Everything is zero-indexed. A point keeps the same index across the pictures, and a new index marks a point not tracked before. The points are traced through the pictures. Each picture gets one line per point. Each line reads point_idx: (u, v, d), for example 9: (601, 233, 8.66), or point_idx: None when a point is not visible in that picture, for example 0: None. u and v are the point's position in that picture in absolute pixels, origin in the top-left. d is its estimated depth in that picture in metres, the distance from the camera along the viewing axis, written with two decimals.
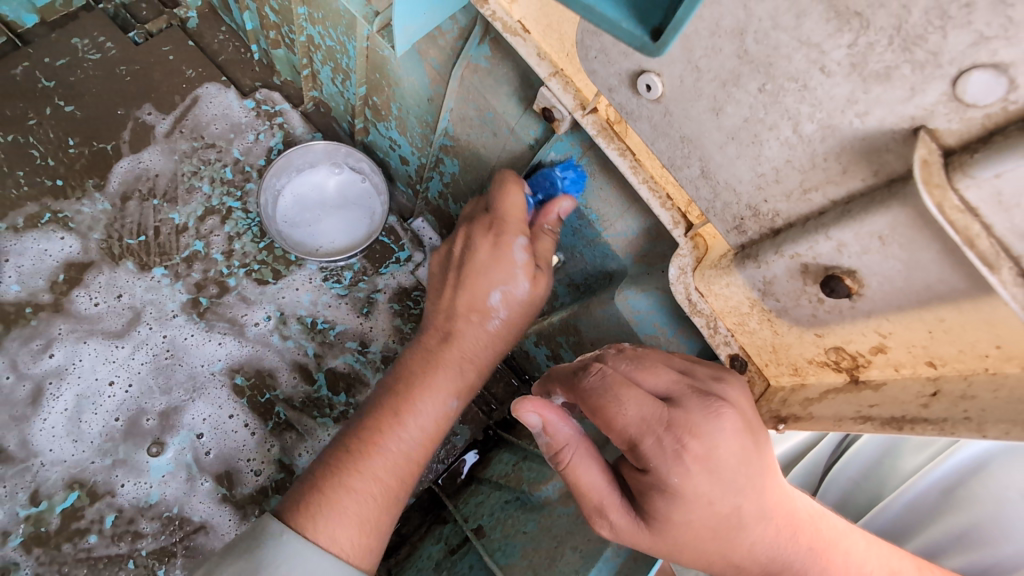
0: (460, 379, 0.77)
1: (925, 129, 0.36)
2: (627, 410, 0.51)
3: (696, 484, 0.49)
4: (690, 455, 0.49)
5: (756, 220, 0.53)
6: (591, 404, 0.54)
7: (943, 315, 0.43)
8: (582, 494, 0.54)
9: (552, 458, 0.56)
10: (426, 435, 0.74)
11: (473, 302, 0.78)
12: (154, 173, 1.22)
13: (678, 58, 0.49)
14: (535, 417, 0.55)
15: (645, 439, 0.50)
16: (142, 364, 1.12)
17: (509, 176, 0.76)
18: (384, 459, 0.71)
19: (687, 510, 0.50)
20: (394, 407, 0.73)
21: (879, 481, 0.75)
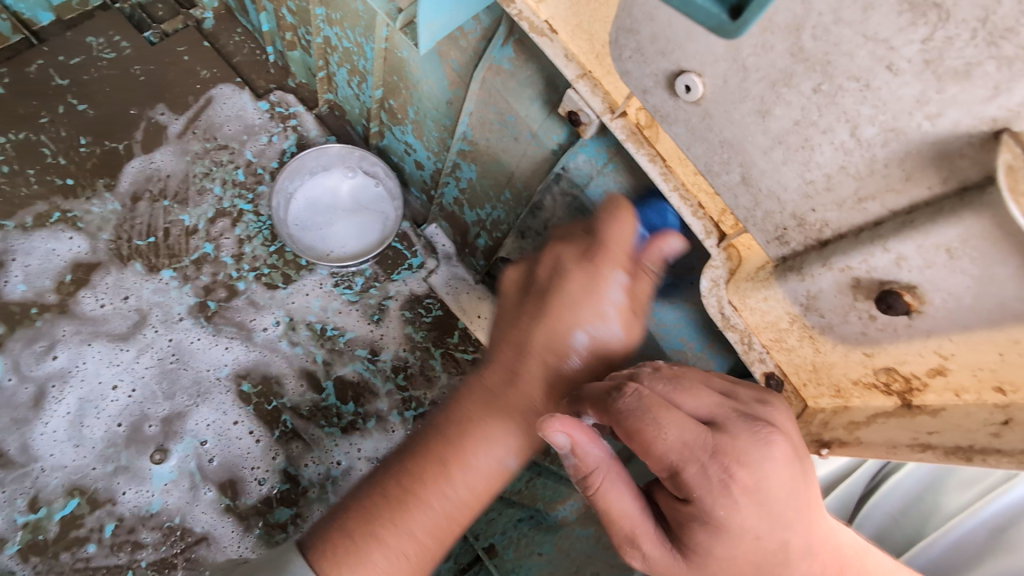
0: (524, 437, 0.66)
1: (1008, 132, 0.33)
2: (669, 432, 0.46)
3: (746, 517, 0.46)
4: (740, 486, 0.46)
5: (800, 229, 0.50)
6: (626, 424, 0.48)
7: (1017, 336, 0.39)
8: (613, 521, 0.51)
9: (579, 481, 0.51)
10: (474, 496, 0.64)
11: (555, 342, 0.67)
12: (165, 173, 1.21)
13: (723, 56, 0.46)
14: (564, 438, 0.49)
15: (688, 466, 0.46)
16: (147, 368, 1.09)
17: (624, 204, 0.66)
18: (424, 514, 0.62)
19: (733, 544, 0.47)
20: (443, 457, 0.64)
21: (920, 517, 0.70)
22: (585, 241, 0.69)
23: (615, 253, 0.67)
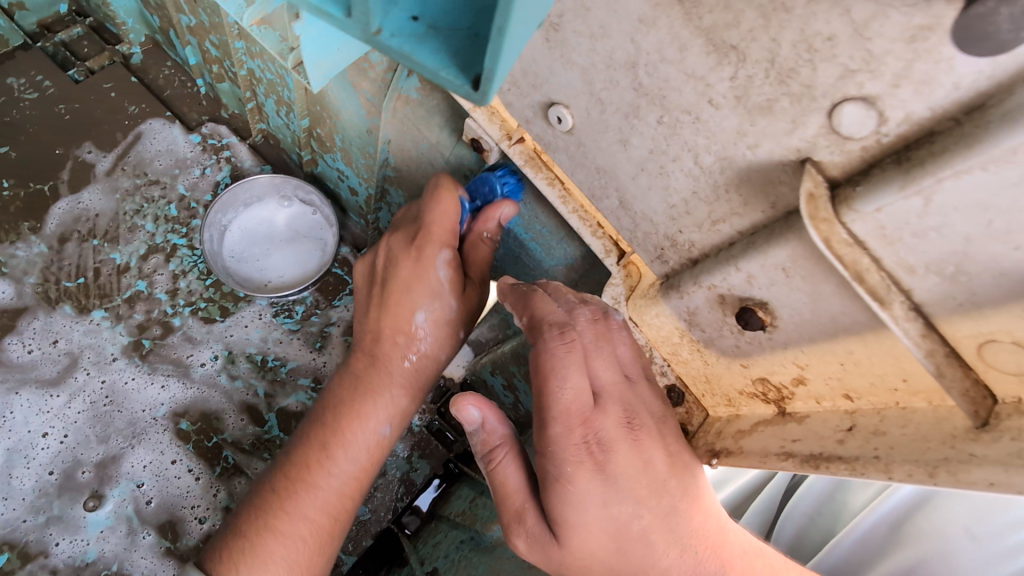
0: (393, 405, 0.75)
1: (810, 161, 0.35)
2: (556, 388, 0.48)
3: (590, 483, 0.48)
4: (588, 450, 0.48)
5: (675, 250, 0.52)
6: (530, 371, 0.50)
7: (851, 348, 0.41)
8: (504, 497, 0.54)
9: (484, 456, 0.55)
10: (360, 467, 0.73)
11: (396, 324, 0.74)
12: (94, 213, 1.19)
13: (581, 90, 0.48)
14: (474, 412, 0.54)
15: (559, 424, 0.48)
16: (79, 413, 1.07)
17: (443, 182, 0.71)
18: (316, 496, 0.71)
19: (583, 509, 0.48)
20: (321, 440, 0.72)
21: (833, 517, 0.74)
22: (410, 228, 0.74)
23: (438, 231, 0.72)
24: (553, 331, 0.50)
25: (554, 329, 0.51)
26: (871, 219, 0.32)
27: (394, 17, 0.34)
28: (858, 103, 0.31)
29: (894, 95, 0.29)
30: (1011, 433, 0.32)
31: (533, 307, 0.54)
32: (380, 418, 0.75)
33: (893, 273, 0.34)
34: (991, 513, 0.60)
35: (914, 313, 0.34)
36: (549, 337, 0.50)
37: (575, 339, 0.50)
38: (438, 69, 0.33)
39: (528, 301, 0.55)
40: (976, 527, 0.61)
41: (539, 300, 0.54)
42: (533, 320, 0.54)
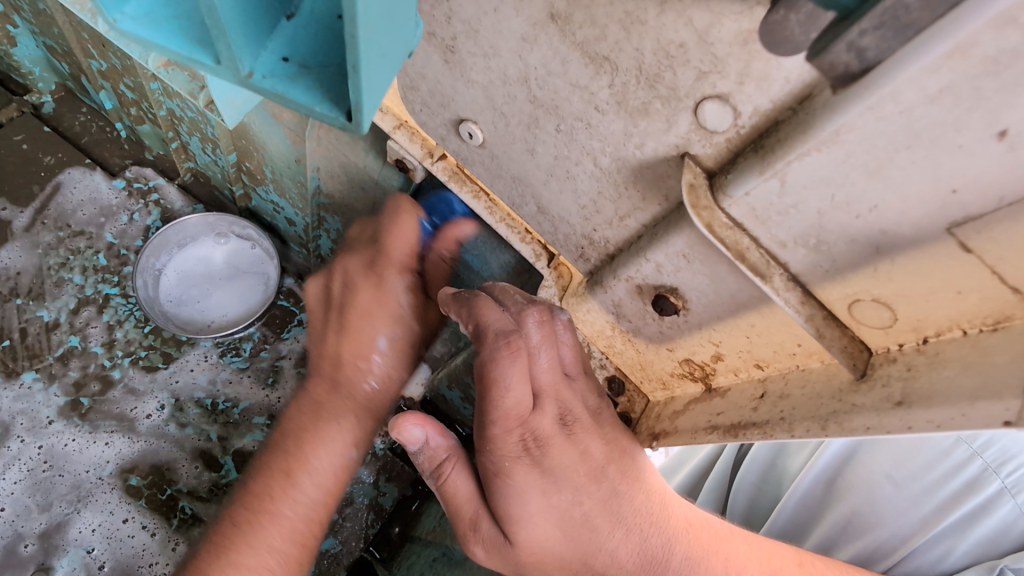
0: (359, 429, 0.73)
1: (688, 156, 0.38)
2: (500, 395, 0.49)
3: (529, 476, 0.51)
4: (526, 447, 0.51)
5: (593, 247, 0.54)
6: (476, 378, 0.50)
7: (752, 321, 0.44)
8: (458, 507, 0.55)
9: (432, 472, 0.56)
10: (325, 492, 0.71)
11: (357, 348, 0.74)
12: (15, 271, 1.13)
13: (485, 105, 0.50)
14: (418, 431, 0.53)
15: (500, 428, 0.50)
16: (16, 483, 1.01)
17: (402, 203, 0.74)
18: (280, 524, 0.68)
19: (526, 502, 0.51)
20: (285, 466, 0.70)
21: (777, 482, 0.78)
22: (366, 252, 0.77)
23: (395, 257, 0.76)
24: (501, 339, 0.49)
25: (500, 336, 0.49)
26: (744, 203, 0.36)
27: (263, 58, 0.35)
28: (715, 101, 0.34)
29: (742, 92, 0.32)
30: (883, 379, 0.35)
31: (477, 314, 0.52)
32: (345, 443, 0.72)
33: (770, 249, 0.37)
34: (908, 459, 0.65)
35: (792, 283, 0.37)
36: (494, 345, 0.49)
37: (521, 348, 0.49)
38: (313, 104, 0.34)
39: (472, 308, 0.53)
40: (897, 474, 0.66)
41: (484, 305, 0.53)
42: (478, 327, 0.52)
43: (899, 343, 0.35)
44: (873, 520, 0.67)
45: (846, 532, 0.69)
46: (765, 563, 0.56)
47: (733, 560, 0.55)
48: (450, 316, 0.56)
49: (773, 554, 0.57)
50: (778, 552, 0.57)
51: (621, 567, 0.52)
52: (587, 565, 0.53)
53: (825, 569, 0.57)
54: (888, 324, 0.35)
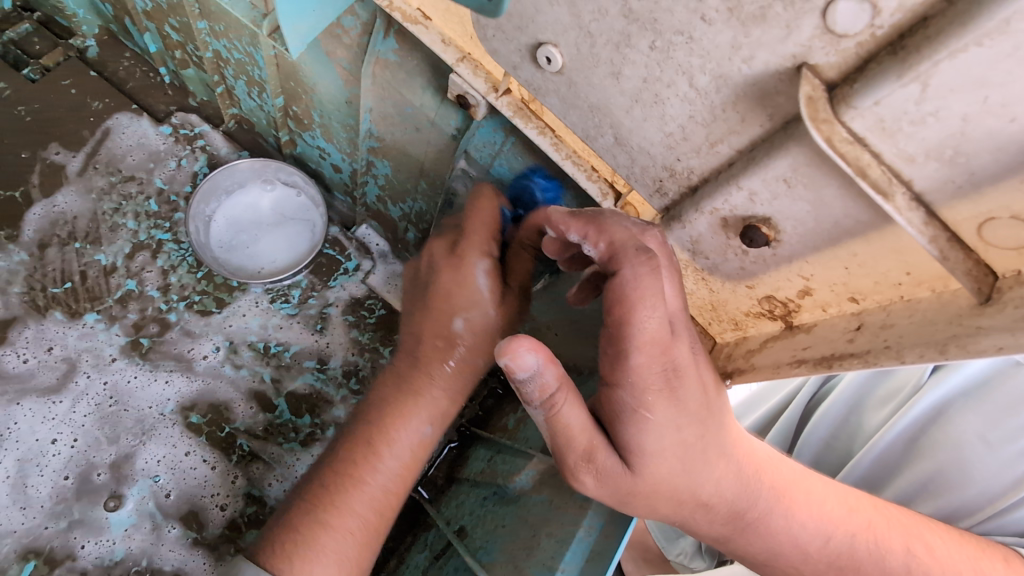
0: (435, 406, 0.76)
1: (806, 66, 0.36)
2: (644, 316, 0.49)
3: (666, 410, 0.51)
4: (665, 376, 0.51)
5: (673, 179, 0.51)
6: (614, 300, 0.51)
7: (855, 250, 0.42)
8: (570, 438, 0.53)
9: (541, 403, 0.51)
10: (403, 465, 0.74)
11: (436, 328, 0.76)
12: (72, 215, 1.16)
13: (570, 25, 0.47)
14: (533, 359, 0.48)
15: (642, 352, 0.50)
16: (85, 417, 1.06)
17: (485, 190, 0.76)
18: (362, 493, 0.71)
19: (655, 434, 0.52)
20: (368, 440, 0.73)
21: (847, 439, 0.81)
22: (451, 236, 0.78)
23: (475, 239, 0.76)
24: (642, 256, 0.50)
25: (636, 251, 0.51)
26: (870, 114, 0.34)
27: None
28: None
29: None
30: (1015, 301, 0.34)
31: (609, 234, 0.53)
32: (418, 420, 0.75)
33: (892, 166, 0.35)
34: (1003, 419, 0.64)
35: (915, 203, 0.35)
36: (635, 261, 0.50)
37: (659, 266, 0.50)
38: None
39: (602, 226, 0.54)
40: (990, 434, 0.64)
41: (614, 225, 0.54)
42: (610, 246, 0.53)
43: None
44: (958, 480, 0.67)
45: (927, 488, 0.71)
46: (845, 500, 0.59)
47: (814, 495, 0.58)
48: (570, 234, 0.56)
49: (849, 493, 0.60)
50: (854, 492, 0.60)
51: (723, 495, 0.55)
52: (694, 494, 0.55)
53: (902, 515, 0.60)
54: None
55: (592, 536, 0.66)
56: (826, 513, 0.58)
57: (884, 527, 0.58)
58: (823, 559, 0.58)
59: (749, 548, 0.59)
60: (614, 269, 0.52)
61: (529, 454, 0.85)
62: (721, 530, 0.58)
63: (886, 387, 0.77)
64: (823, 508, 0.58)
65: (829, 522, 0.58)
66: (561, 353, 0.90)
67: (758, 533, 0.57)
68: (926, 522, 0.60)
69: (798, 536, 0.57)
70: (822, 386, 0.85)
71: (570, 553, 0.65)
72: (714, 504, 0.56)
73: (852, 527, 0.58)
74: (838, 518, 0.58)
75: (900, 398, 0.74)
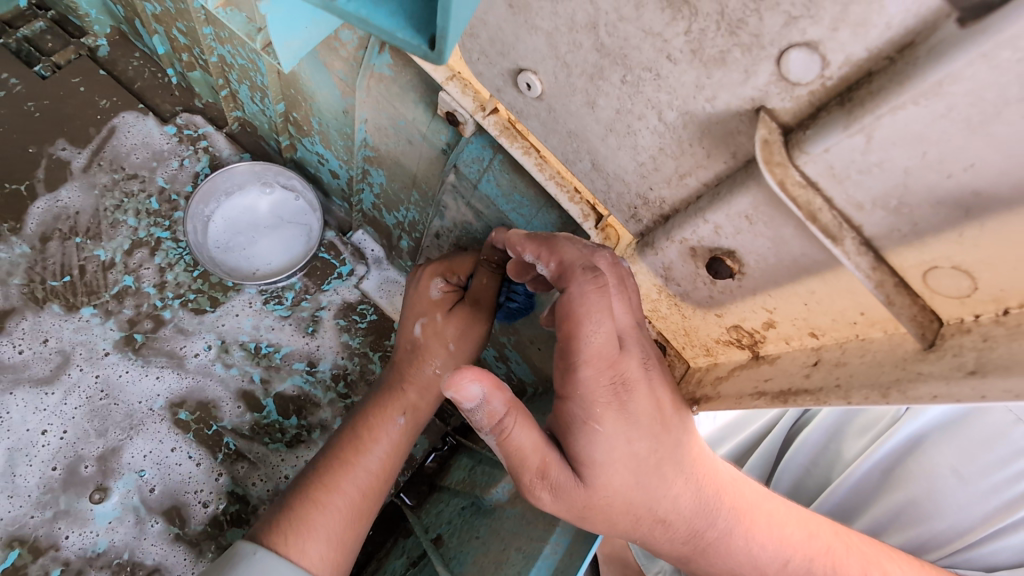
0: (411, 398, 0.86)
1: (764, 110, 0.37)
2: (589, 330, 0.51)
3: (615, 422, 0.52)
4: (614, 390, 0.52)
5: (647, 208, 0.52)
6: (562, 314, 0.53)
7: (813, 287, 0.43)
8: (523, 458, 0.53)
9: (492, 429, 0.52)
10: (386, 451, 0.82)
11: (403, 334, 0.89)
12: (74, 210, 1.18)
13: (547, 54, 0.49)
14: (476, 387, 0.49)
15: (588, 366, 0.52)
16: (76, 409, 1.08)
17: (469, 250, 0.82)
18: (349, 469, 0.78)
19: (606, 447, 0.53)
20: (355, 429, 0.83)
21: (827, 466, 0.81)
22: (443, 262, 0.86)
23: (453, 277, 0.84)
24: (587, 275, 0.53)
25: (583, 270, 0.53)
26: (821, 160, 0.34)
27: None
28: (802, 49, 0.33)
29: (834, 39, 0.31)
30: (955, 349, 0.34)
31: (558, 252, 0.56)
32: (393, 411, 0.84)
33: (844, 212, 0.36)
34: (978, 454, 0.65)
35: (864, 247, 0.36)
36: (580, 279, 0.53)
37: (606, 284, 0.52)
38: (397, 30, 0.38)
39: (553, 247, 0.57)
40: (964, 468, 0.65)
41: (566, 247, 0.56)
42: (561, 265, 0.56)
43: (975, 314, 0.34)
44: (930, 510, 0.68)
45: (898, 518, 0.71)
46: (806, 524, 0.60)
47: (775, 518, 0.59)
48: (525, 255, 0.59)
49: (811, 518, 0.61)
50: (817, 518, 0.61)
51: (680, 513, 0.56)
52: (651, 510, 0.55)
53: (862, 542, 0.60)
54: (966, 294, 0.34)
55: (559, 552, 0.66)
56: (786, 537, 0.58)
57: (842, 551, 0.59)
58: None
59: (710, 569, 0.59)
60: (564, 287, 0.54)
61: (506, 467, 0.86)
62: (682, 550, 0.59)
63: (866, 417, 0.78)
64: (783, 532, 0.58)
65: (787, 545, 0.58)
66: (544, 367, 0.91)
67: (718, 553, 0.58)
68: (885, 550, 0.60)
69: (758, 558, 0.58)
70: (805, 412, 0.85)
71: (535, 569, 0.65)
72: (672, 521, 0.56)
73: (811, 551, 0.58)
74: (798, 543, 0.58)
75: (879, 429, 0.75)
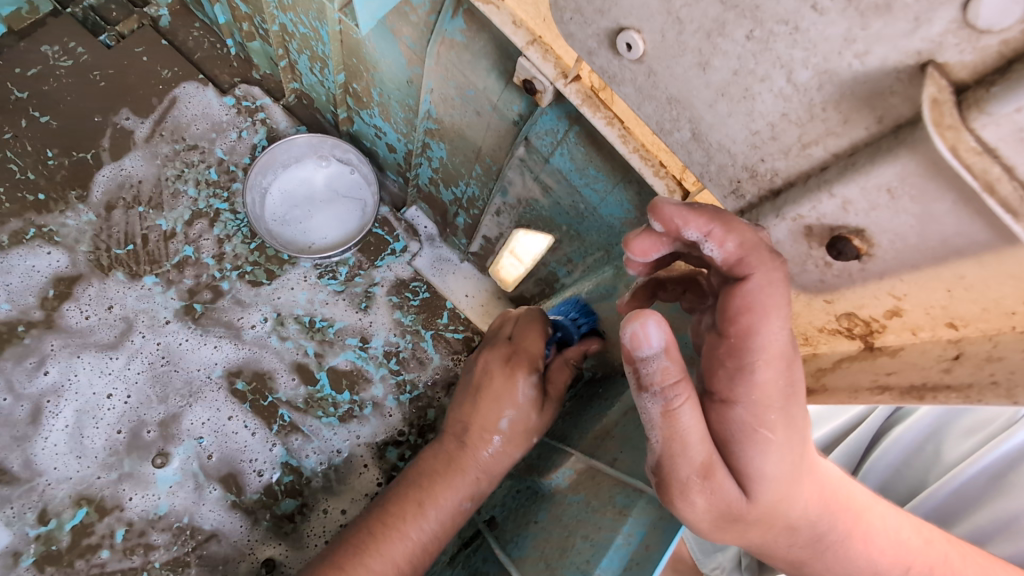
0: (473, 487, 0.85)
1: (932, 65, 0.32)
2: (774, 327, 0.46)
3: (783, 429, 0.48)
4: (788, 396, 0.47)
5: (754, 181, 0.47)
6: (738, 308, 0.46)
7: (962, 272, 0.39)
8: (688, 450, 0.48)
9: (659, 393, 0.48)
10: (441, 529, 0.82)
11: (484, 423, 0.86)
12: (137, 179, 1.20)
13: (657, 9, 0.44)
14: (660, 335, 0.47)
15: (770, 368, 0.46)
16: (138, 374, 1.10)
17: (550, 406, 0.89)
18: (403, 543, 0.80)
19: (771, 457, 0.49)
20: (417, 498, 0.82)
21: (922, 469, 0.78)
22: (506, 350, 0.89)
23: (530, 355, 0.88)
24: (776, 261, 0.45)
25: (770, 255, 0.45)
26: (1007, 122, 0.30)
27: None
28: None
29: None
30: None
31: (740, 228, 0.45)
32: (459, 495, 0.84)
33: None
34: None
35: None
36: (769, 266, 0.45)
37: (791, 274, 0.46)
38: None
39: (731, 222, 0.46)
40: None
41: (744, 225, 0.46)
42: (741, 246, 0.45)
43: None
44: None
45: (1005, 528, 0.66)
46: (920, 530, 0.57)
47: (888, 520, 0.56)
48: (687, 230, 0.48)
49: (921, 525, 0.58)
50: (927, 524, 0.58)
51: (808, 518, 0.52)
52: (785, 517, 0.52)
53: (978, 555, 0.57)
54: None
55: (632, 544, 0.63)
56: (898, 537, 0.56)
57: (959, 562, 0.56)
58: None
59: (825, 574, 0.56)
60: (743, 276, 0.46)
61: (568, 452, 0.83)
62: (799, 554, 0.55)
63: (973, 418, 0.74)
64: (898, 534, 0.56)
65: (902, 546, 0.56)
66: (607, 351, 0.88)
67: (835, 558, 0.55)
68: (1004, 565, 0.57)
69: (876, 565, 0.55)
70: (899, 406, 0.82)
71: (607, 559, 0.63)
72: (799, 527, 0.53)
73: (929, 559, 0.56)
74: (914, 548, 0.56)
75: (988, 430, 0.72)
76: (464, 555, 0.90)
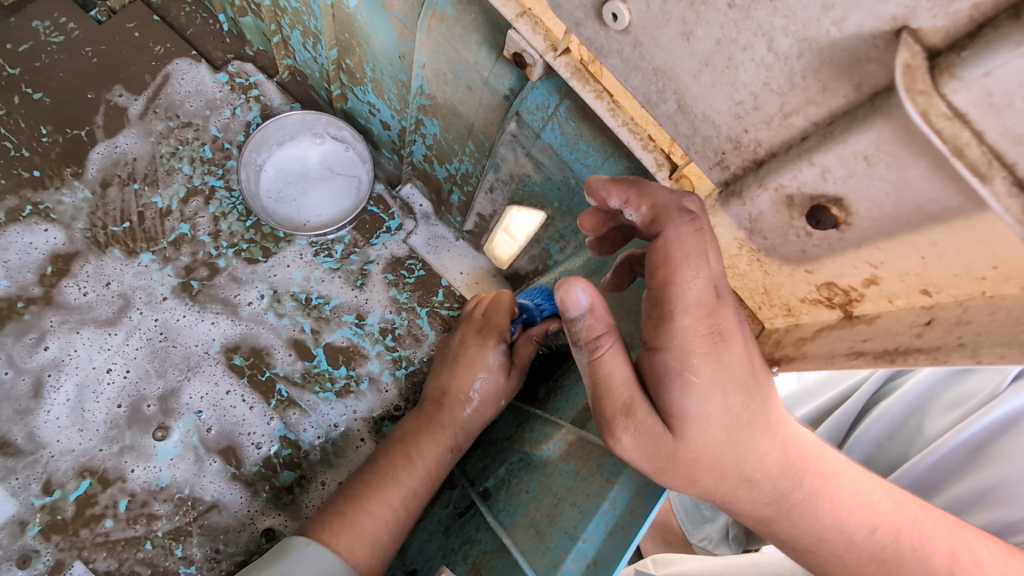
0: (453, 439, 0.92)
1: (907, 31, 0.33)
2: (688, 276, 0.49)
3: (711, 374, 0.51)
4: (712, 342, 0.51)
5: (738, 152, 0.47)
6: (656, 260, 0.51)
7: (935, 239, 0.39)
8: (611, 391, 0.54)
9: (586, 344, 0.56)
10: (427, 481, 0.88)
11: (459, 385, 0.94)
12: (132, 156, 1.20)
13: None
14: (584, 296, 0.53)
15: (688, 315, 0.50)
16: (137, 349, 1.12)
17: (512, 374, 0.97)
18: (397, 489, 0.86)
19: (700, 400, 0.52)
20: (405, 449, 0.89)
21: (904, 442, 0.79)
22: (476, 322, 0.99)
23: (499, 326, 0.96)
24: (687, 218, 0.50)
25: (679, 213, 0.51)
26: (977, 86, 0.31)
27: None
28: None
29: None
30: None
31: (654, 195, 0.53)
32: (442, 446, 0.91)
33: (996, 147, 0.32)
34: None
35: (1016, 189, 0.33)
36: (677, 222, 0.50)
37: (705, 229, 0.50)
38: None
39: (644, 189, 0.54)
40: None
41: (657, 191, 0.53)
42: (653, 209, 0.53)
43: None
44: None
45: (984, 497, 0.68)
46: (891, 494, 0.59)
47: (859, 484, 0.58)
48: (610, 200, 0.56)
49: (894, 490, 0.60)
50: (900, 488, 0.60)
51: (767, 472, 0.55)
52: (739, 468, 0.54)
53: (948, 520, 0.59)
54: None
55: (617, 509, 0.66)
56: (870, 500, 0.57)
57: (928, 525, 0.57)
58: (868, 550, 0.57)
59: (794, 532, 0.58)
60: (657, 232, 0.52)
61: (559, 424, 0.84)
62: (765, 511, 0.57)
63: (956, 392, 0.75)
64: (868, 498, 0.57)
65: (872, 509, 0.57)
66: None
67: (803, 517, 0.57)
68: (972, 530, 0.59)
69: (844, 525, 0.57)
70: (887, 381, 0.84)
71: (593, 524, 0.66)
72: (758, 481, 0.55)
73: (897, 521, 0.57)
74: (883, 511, 0.57)
75: (970, 404, 0.72)
76: (458, 524, 0.92)
